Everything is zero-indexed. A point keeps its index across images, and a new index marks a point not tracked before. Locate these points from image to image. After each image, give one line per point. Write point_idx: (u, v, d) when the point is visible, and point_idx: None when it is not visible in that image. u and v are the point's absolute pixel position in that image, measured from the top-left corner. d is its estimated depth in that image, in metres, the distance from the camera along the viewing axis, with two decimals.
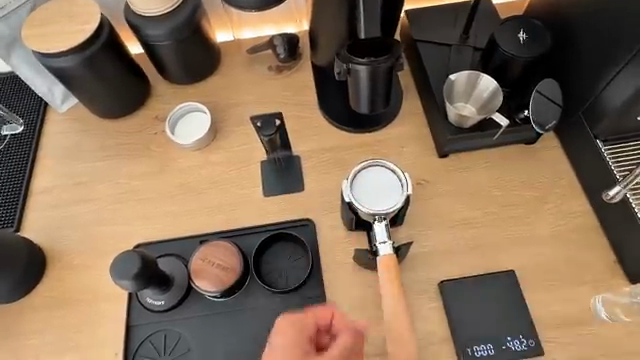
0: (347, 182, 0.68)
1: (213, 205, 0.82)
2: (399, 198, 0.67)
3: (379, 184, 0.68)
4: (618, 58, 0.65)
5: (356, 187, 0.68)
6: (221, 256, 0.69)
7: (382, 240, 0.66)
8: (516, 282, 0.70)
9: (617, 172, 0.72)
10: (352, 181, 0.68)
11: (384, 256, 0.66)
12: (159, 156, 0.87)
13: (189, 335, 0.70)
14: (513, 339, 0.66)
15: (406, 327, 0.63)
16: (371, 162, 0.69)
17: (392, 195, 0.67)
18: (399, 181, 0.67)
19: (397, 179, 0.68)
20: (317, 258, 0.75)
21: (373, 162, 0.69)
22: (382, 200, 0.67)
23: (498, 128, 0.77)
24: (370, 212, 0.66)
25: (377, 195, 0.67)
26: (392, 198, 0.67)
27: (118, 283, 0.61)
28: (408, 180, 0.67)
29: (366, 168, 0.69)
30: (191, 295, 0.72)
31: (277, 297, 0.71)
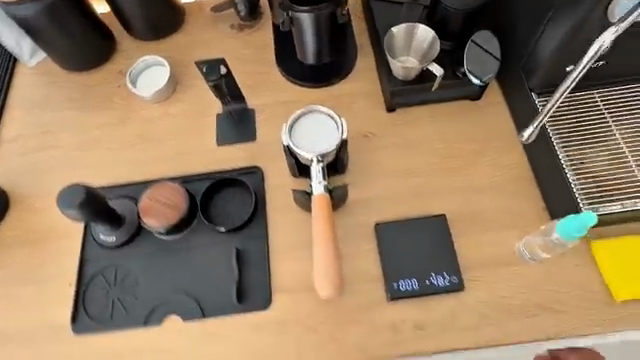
0: (287, 126, 0.71)
1: (170, 154, 0.86)
2: (335, 140, 0.70)
3: (317, 128, 0.71)
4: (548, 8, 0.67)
5: (296, 131, 0.71)
6: (167, 195, 0.74)
7: (316, 180, 0.69)
8: (447, 225, 0.73)
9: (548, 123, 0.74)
10: (291, 125, 0.71)
11: (319, 195, 0.69)
12: (121, 108, 0.91)
13: (138, 270, 0.74)
14: (437, 275, 0.69)
15: (334, 260, 0.67)
16: (309, 108, 0.72)
17: (328, 138, 0.70)
18: (335, 125, 0.71)
19: (334, 124, 0.71)
20: (263, 203, 0.79)
21: (312, 108, 0.73)
22: (318, 142, 0.70)
23: (435, 78, 0.79)
24: (307, 152, 0.70)
25: (314, 138, 0.71)
26: (327, 140, 0.70)
27: (65, 213, 0.66)
28: (343, 124, 0.71)
29: (304, 114, 0.73)
30: (142, 233, 0.76)
31: (221, 236, 0.75)
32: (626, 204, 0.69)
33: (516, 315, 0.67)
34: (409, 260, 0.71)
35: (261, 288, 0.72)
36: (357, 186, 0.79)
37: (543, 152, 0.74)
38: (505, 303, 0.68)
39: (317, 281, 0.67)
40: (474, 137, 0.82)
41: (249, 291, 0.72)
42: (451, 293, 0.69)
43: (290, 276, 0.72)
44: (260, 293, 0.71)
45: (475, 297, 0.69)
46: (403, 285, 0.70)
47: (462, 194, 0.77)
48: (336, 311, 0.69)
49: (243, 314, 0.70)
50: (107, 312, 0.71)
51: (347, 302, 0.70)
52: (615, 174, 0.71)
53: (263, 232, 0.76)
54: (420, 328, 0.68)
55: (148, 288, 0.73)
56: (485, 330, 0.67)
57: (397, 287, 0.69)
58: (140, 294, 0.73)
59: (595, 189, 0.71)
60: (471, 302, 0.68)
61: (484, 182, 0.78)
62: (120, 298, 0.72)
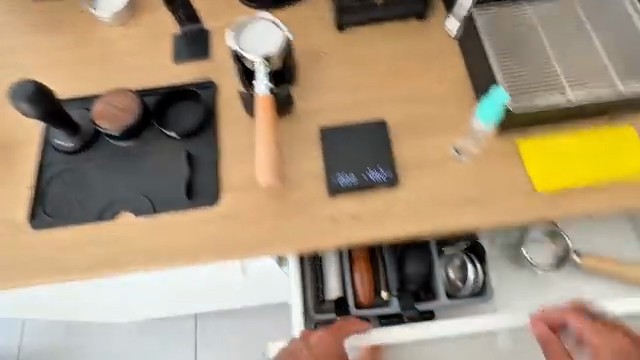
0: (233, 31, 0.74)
1: (129, 72, 0.89)
2: (278, 44, 0.74)
3: (262, 33, 0.75)
4: None
5: (242, 36, 0.74)
6: (120, 99, 0.78)
7: (260, 80, 0.73)
8: (387, 128, 0.77)
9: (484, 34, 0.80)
10: (238, 31, 0.75)
11: (262, 95, 0.73)
12: (80, 30, 0.93)
13: (95, 173, 0.78)
14: (373, 170, 0.74)
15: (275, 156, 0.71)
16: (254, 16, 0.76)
17: (272, 42, 0.74)
18: (279, 31, 0.75)
19: (278, 29, 0.75)
20: (214, 112, 0.81)
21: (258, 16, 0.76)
22: (262, 46, 0.74)
23: None
24: (251, 54, 0.73)
25: (259, 42, 0.74)
26: (271, 44, 0.74)
27: (18, 107, 0.69)
28: (286, 29, 0.75)
29: (250, 21, 0.75)
30: (98, 140, 0.79)
31: (174, 142, 0.79)
32: (553, 102, 0.74)
33: (445, 206, 0.73)
34: (349, 158, 0.75)
35: (209, 187, 0.76)
36: (306, 97, 0.82)
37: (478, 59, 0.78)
38: (436, 196, 0.73)
39: (257, 172, 0.73)
40: (420, 50, 0.83)
41: (198, 190, 0.76)
42: (386, 188, 0.74)
43: (238, 176, 0.76)
44: (208, 191, 0.75)
45: (409, 192, 0.74)
46: (342, 180, 0.74)
47: (403, 102, 0.79)
48: (278, 206, 0.74)
49: (192, 210, 0.75)
50: (65, 208, 0.76)
51: (290, 198, 0.74)
52: (543, 78, 0.76)
53: (213, 137, 0.79)
54: (357, 218, 0.73)
55: (104, 187, 0.77)
56: (416, 219, 0.72)
57: (336, 182, 0.74)
58: (96, 193, 0.77)
59: (524, 92, 0.75)
60: (405, 196, 0.73)
61: (426, 92, 0.81)
62: (78, 197, 0.76)
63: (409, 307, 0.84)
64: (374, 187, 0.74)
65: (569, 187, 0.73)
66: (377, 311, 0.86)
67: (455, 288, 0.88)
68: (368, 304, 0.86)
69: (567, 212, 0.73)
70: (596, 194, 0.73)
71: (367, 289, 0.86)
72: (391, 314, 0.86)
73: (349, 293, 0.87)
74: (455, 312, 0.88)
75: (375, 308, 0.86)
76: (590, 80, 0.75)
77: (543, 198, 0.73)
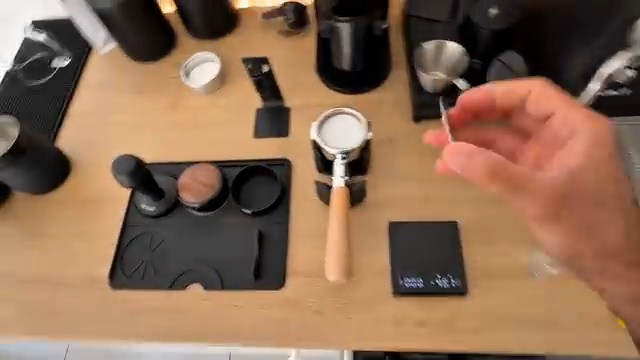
0: (317, 122, 0.78)
1: (213, 140, 0.95)
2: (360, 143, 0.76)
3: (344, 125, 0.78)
4: None
5: (324, 127, 0.79)
6: (206, 176, 0.83)
7: (337, 175, 0.76)
8: (459, 232, 0.76)
9: None
10: (321, 122, 0.79)
11: (337, 188, 0.75)
12: (174, 95, 1.02)
13: (170, 239, 0.82)
14: (442, 276, 0.73)
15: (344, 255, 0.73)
16: (340, 110, 0.79)
17: (353, 137, 0.77)
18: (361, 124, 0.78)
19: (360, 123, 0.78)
20: (288, 192, 0.85)
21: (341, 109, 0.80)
22: (339, 142, 0.77)
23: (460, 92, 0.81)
24: (335, 151, 0.76)
25: (337, 136, 0.77)
26: (353, 139, 0.77)
27: (118, 180, 0.75)
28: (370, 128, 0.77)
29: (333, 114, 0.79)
30: (178, 206, 0.85)
31: (248, 218, 0.82)
32: None
33: (515, 324, 0.70)
34: (416, 258, 0.75)
35: (276, 269, 0.78)
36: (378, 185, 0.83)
37: None
38: (506, 313, 0.71)
39: (325, 265, 0.73)
40: None
41: (265, 270, 0.78)
42: (454, 297, 0.72)
43: (306, 261, 0.78)
44: (275, 273, 0.77)
45: (479, 304, 0.71)
46: (408, 283, 0.73)
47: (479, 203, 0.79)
48: (342, 298, 0.74)
49: (256, 289, 0.77)
50: (141, 270, 0.80)
51: (356, 291, 0.74)
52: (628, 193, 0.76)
53: (285, 217, 0.82)
54: (421, 324, 0.71)
55: (175, 256, 0.81)
56: (483, 335, 0.70)
57: (403, 283, 0.73)
58: (169, 258, 0.81)
59: None
60: (473, 307, 0.71)
61: None
62: (152, 262, 0.81)
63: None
64: (440, 294, 0.72)
65: None
66: None
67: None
68: None
69: None
70: None
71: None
72: None
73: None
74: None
75: None
76: None
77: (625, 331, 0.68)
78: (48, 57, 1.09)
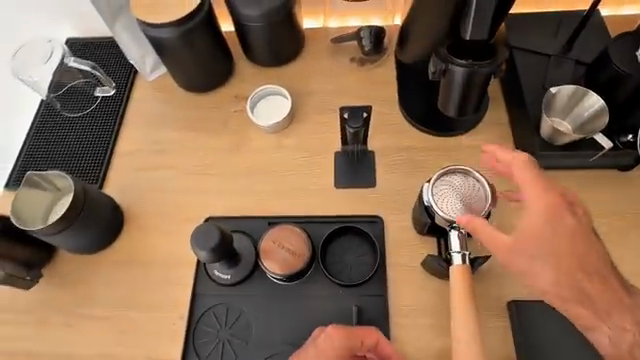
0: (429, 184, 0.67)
1: (286, 189, 0.83)
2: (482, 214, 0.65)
3: (461, 190, 0.67)
4: None
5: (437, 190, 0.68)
6: (294, 241, 0.71)
7: (454, 249, 0.65)
8: None
9: None
10: (432, 184, 0.68)
11: (457, 266, 0.64)
12: (237, 133, 0.89)
13: (250, 313, 0.71)
14: None
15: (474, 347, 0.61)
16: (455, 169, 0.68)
17: (472, 205, 0.66)
18: (483, 190, 0.67)
19: (481, 189, 0.67)
20: (383, 258, 0.74)
21: (456, 169, 0.69)
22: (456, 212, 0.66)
23: (600, 151, 0.71)
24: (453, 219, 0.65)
25: (453, 203, 0.66)
26: (473, 208, 0.66)
27: (195, 252, 0.63)
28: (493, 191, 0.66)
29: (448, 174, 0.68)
30: (256, 273, 0.73)
31: (339, 291, 0.72)
32: None
33: None
34: (552, 349, 0.66)
35: None
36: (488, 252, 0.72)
37: None
38: None
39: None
40: (626, 212, 0.72)
41: None
42: None
43: (413, 344, 0.69)
44: None
45: None
46: None
47: None
48: None
49: None
50: (218, 352, 0.69)
51: None
52: None
53: (382, 290, 0.71)
54: None
55: (259, 333, 0.70)
56: None
57: None
58: (251, 338, 0.70)
59: None
60: None
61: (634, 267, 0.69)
62: (231, 341, 0.70)
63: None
64: None
65: None
66: None
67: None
68: None
69: None
70: None
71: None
72: None
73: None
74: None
75: None
76: None
77: None
78: (88, 85, 0.96)
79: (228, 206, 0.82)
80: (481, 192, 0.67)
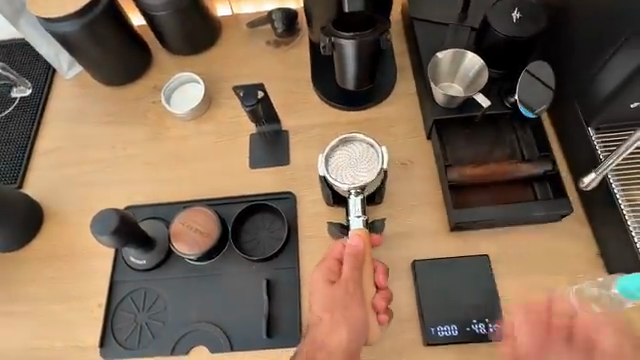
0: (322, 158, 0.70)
1: (203, 173, 0.85)
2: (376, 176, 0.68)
3: (354, 157, 0.70)
4: (606, 47, 0.61)
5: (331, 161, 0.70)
6: (201, 222, 0.73)
7: (354, 215, 0.68)
8: (490, 266, 0.69)
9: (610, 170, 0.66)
10: (325, 157, 0.70)
11: (357, 230, 0.66)
12: (155, 124, 0.90)
13: (166, 295, 0.73)
14: (478, 321, 0.66)
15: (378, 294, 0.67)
16: (347, 137, 0.71)
17: (367, 169, 0.69)
18: (375, 153, 0.69)
19: (375, 153, 0.70)
20: (295, 230, 0.76)
21: (346, 137, 0.71)
22: (350, 179, 0.68)
23: (480, 109, 0.73)
24: (347, 185, 0.67)
25: (347, 170, 0.69)
26: (366, 171, 0.69)
27: (98, 238, 0.65)
28: (384, 152, 0.69)
29: (341, 143, 0.71)
30: (171, 257, 0.75)
31: (251, 266, 0.73)
32: None
33: None
34: (446, 301, 0.68)
35: (288, 324, 0.69)
36: (394, 217, 0.75)
37: (606, 204, 0.66)
38: None
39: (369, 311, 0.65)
40: None
41: (278, 326, 0.69)
42: (492, 341, 0.66)
43: None
44: (290, 327, 0.69)
45: None
46: (442, 330, 0.66)
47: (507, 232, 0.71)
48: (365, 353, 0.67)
49: (268, 348, 0.68)
50: (135, 335, 0.71)
51: (383, 341, 0.67)
52: None
53: (294, 262, 0.73)
54: None
55: (175, 314, 0.72)
56: None
57: (436, 332, 0.66)
58: (167, 319, 0.72)
59: None
60: None
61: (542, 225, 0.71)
62: (148, 324, 0.72)
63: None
64: (476, 339, 0.65)
65: None
66: None
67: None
68: None
69: None
70: None
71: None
72: None
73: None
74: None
75: None
76: None
77: None
78: (5, 87, 0.96)
79: (146, 195, 0.84)
80: (371, 156, 0.70)
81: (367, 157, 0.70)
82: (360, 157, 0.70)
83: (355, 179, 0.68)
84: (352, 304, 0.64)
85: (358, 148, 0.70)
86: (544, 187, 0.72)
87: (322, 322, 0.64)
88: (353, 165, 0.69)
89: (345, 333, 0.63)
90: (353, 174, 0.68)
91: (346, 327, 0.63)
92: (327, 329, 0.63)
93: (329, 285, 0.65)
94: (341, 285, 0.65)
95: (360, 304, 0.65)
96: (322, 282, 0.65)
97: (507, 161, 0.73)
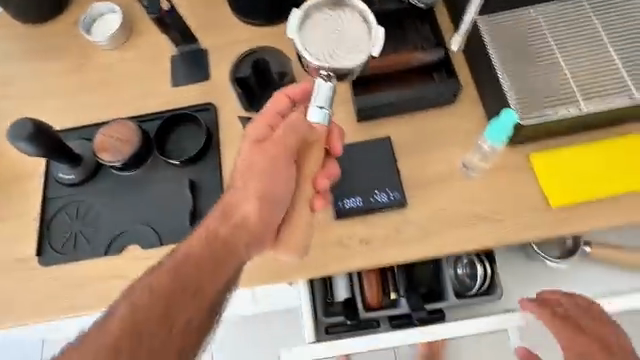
0: (301, 14, 0.65)
1: (129, 97, 0.88)
2: (360, 55, 0.64)
3: (341, 26, 0.65)
4: None
5: (307, 22, 0.66)
6: (121, 131, 0.77)
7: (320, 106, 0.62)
8: (390, 146, 0.75)
9: (491, 44, 0.72)
10: (305, 15, 0.65)
11: (316, 124, 0.63)
12: (78, 57, 0.92)
13: (98, 205, 0.77)
14: (380, 191, 0.72)
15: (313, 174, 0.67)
16: (338, 5, 0.66)
17: (348, 46, 0.64)
18: (364, 28, 0.65)
19: (366, 31, 0.65)
20: (214, 136, 0.80)
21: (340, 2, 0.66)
22: (327, 49, 0.64)
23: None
24: (316, 60, 0.63)
25: (326, 39, 0.64)
26: (348, 49, 0.64)
27: (18, 147, 0.71)
28: (375, 30, 0.65)
29: (328, 10, 0.66)
30: (99, 171, 0.79)
31: (175, 170, 0.78)
32: (566, 111, 0.68)
33: (454, 226, 0.71)
34: (352, 179, 0.74)
35: None
36: None
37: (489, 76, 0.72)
38: (444, 215, 0.71)
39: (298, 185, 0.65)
40: None
41: (202, 218, 0.75)
42: (395, 209, 0.72)
43: None
44: None
45: (417, 213, 0.72)
46: (349, 204, 0.72)
47: (407, 117, 0.77)
48: None
49: None
50: (70, 242, 0.75)
51: None
52: (553, 80, 0.70)
53: (214, 163, 0.78)
54: (365, 242, 0.71)
55: (106, 219, 0.76)
56: (425, 241, 0.70)
57: (343, 205, 0.72)
58: (100, 225, 0.76)
59: (529, 92, 0.69)
60: (412, 216, 0.72)
61: (439, 107, 0.77)
62: (82, 231, 0.76)
63: (418, 306, 0.87)
64: (379, 206, 0.72)
65: (587, 201, 0.70)
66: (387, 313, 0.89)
67: (464, 287, 0.90)
68: (375, 306, 0.89)
69: (586, 228, 0.70)
70: (613, 207, 0.70)
71: (376, 292, 0.89)
72: (400, 315, 0.88)
73: (357, 293, 0.90)
74: (460, 312, 0.90)
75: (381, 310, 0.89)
76: (605, 81, 0.69)
77: (559, 212, 0.70)
78: None
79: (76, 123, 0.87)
80: (357, 31, 0.65)
81: (353, 30, 0.65)
82: (343, 27, 0.65)
83: (329, 54, 0.64)
84: (279, 174, 0.62)
85: (345, 17, 0.66)
86: (440, 71, 0.77)
87: (241, 187, 0.61)
88: (333, 37, 0.65)
89: (260, 201, 0.61)
90: (329, 48, 0.64)
91: (260, 200, 0.61)
92: (243, 193, 0.61)
93: (260, 145, 0.63)
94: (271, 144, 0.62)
95: (287, 177, 0.63)
96: (253, 140, 0.63)
97: (406, 50, 0.77)
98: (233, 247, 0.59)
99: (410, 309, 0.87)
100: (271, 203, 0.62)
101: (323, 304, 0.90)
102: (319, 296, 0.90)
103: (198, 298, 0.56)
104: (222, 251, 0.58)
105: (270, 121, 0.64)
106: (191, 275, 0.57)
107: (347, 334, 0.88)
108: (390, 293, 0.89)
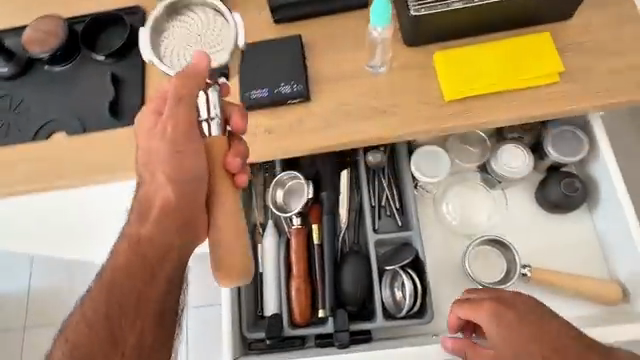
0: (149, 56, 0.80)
1: None
2: (226, 33, 0.80)
3: (192, 30, 0.82)
4: None
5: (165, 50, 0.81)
6: (48, 26, 0.82)
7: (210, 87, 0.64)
8: (300, 44, 0.78)
9: None
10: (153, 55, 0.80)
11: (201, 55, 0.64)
12: None
13: (30, 97, 0.83)
14: (286, 84, 0.76)
15: (216, 151, 0.65)
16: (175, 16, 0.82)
17: (213, 34, 0.81)
18: (219, 18, 0.81)
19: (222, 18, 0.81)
20: (140, 34, 0.84)
21: (179, 7, 0.82)
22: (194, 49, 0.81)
23: None
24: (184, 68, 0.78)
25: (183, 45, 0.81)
26: (212, 37, 0.81)
27: None
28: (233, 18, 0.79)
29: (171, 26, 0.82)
30: (31, 67, 0.84)
31: (101, 67, 0.83)
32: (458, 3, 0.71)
33: (353, 119, 0.75)
34: (261, 72, 0.77)
35: (133, 108, 0.80)
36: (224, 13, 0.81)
37: None
38: (345, 109, 0.75)
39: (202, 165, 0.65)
40: None
41: (123, 111, 0.80)
42: (299, 102, 0.76)
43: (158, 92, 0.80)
44: (133, 110, 0.80)
45: (319, 107, 0.76)
46: (256, 95, 0.76)
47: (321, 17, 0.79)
48: None
49: (115, 127, 0.80)
50: (3, 129, 0.82)
51: None
52: None
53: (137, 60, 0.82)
54: (269, 132, 0.76)
55: (37, 110, 0.82)
56: (325, 132, 0.75)
57: (250, 96, 0.76)
58: (31, 115, 0.82)
59: None
60: (315, 109, 0.76)
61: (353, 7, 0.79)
62: (15, 120, 0.82)
63: (343, 329, 0.81)
64: (283, 98, 0.75)
65: (479, 95, 0.73)
66: (315, 331, 0.83)
67: (397, 307, 0.83)
68: (302, 323, 0.83)
69: (477, 123, 0.73)
70: (503, 103, 0.73)
71: (303, 308, 0.83)
72: (328, 332, 0.83)
73: (285, 309, 0.84)
74: (390, 331, 0.85)
75: (310, 328, 0.83)
76: None
77: (452, 107, 0.73)
78: None
79: None
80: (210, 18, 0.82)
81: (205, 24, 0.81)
82: (204, 28, 0.82)
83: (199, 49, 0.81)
84: (180, 157, 0.64)
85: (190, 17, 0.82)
86: None
87: (154, 178, 0.66)
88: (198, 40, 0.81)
89: (170, 187, 0.66)
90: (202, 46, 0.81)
91: (170, 182, 0.66)
92: (157, 184, 0.67)
93: (154, 132, 0.65)
94: (161, 130, 0.65)
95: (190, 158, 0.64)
96: (149, 127, 0.66)
97: None
98: (156, 239, 0.68)
99: (334, 330, 0.81)
100: (179, 186, 0.66)
101: (251, 317, 0.86)
102: (247, 310, 0.85)
103: (138, 291, 0.68)
104: (146, 243, 0.68)
105: (158, 106, 0.66)
106: (130, 294, 0.68)
107: (269, 350, 0.84)
108: (319, 310, 0.83)
